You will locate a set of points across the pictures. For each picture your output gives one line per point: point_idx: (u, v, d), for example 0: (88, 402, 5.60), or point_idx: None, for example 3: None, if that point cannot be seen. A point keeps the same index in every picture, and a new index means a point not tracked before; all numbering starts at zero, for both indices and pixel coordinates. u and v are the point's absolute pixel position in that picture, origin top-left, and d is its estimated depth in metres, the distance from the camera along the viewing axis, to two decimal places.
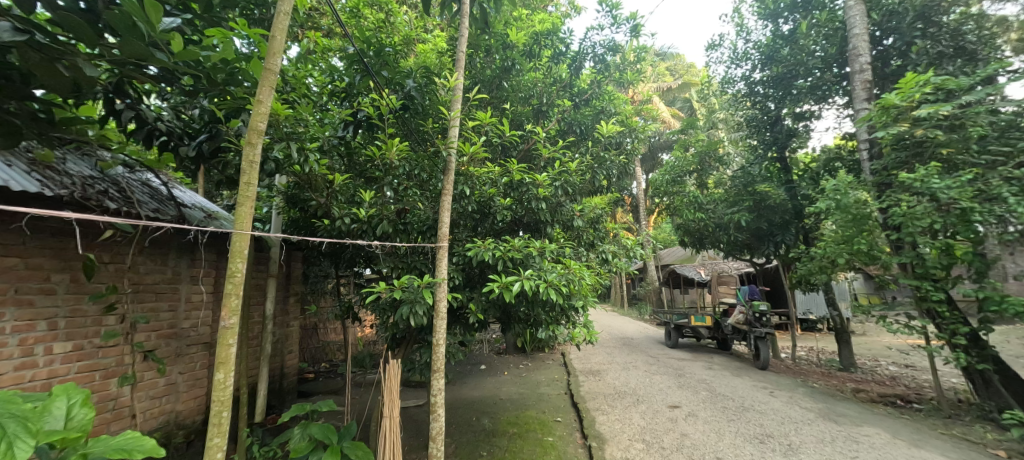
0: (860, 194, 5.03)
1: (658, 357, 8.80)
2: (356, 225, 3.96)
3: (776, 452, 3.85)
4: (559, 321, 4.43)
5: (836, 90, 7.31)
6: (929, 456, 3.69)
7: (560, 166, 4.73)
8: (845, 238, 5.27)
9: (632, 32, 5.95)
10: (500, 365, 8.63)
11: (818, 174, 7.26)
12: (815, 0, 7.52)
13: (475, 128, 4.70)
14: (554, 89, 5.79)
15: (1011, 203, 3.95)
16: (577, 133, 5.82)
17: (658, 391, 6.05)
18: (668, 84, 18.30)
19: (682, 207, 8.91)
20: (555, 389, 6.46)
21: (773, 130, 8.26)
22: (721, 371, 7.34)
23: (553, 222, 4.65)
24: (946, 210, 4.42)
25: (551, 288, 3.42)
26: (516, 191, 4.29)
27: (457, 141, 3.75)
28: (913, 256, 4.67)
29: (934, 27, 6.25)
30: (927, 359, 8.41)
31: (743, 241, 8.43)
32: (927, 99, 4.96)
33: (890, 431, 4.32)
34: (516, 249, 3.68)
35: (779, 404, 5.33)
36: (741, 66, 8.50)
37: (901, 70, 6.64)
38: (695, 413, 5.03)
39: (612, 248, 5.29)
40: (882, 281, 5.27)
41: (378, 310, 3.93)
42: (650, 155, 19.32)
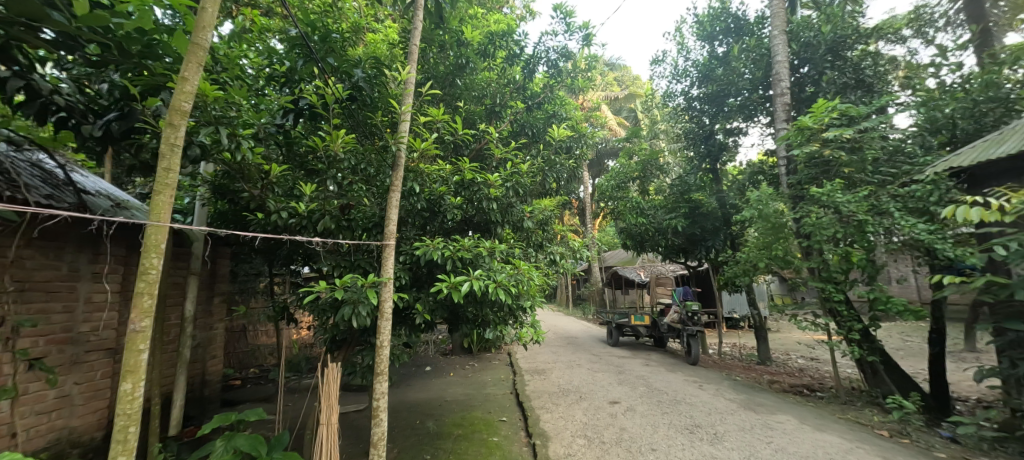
0: (778, 205, 5.59)
1: (599, 355, 9.15)
2: (294, 220, 3.70)
3: (703, 441, 4.16)
4: (507, 321, 4.46)
5: (761, 110, 8.10)
6: (829, 438, 4.18)
7: (512, 166, 4.76)
8: (765, 244, 5.84)
9: (584, 41, 6.15)
10: (446, 366, 8.51)
11: (744, 185, 7.94)
12: (746, 28, 8.35)
13: (427, 125, 4.59)
14: (508, 90, 5.82)
15: (896, 217, 4.59)
16: (529, 135, 5.88)
17: (600, 388, 6.29)
18: (615, 94, 19.12)
19: (625, 212, 9.36)
20: (501, 389, 6.49)
21: (706, 143, 8.82)
22: (656, 368, 7.80)
23: (504, 223, 4.64)
24: (846, 221, 5.02)
25: (500, 288, 3.42)
26: (467, 190, 4.25)
27: (407, 136, 3.62)
28: (819, 261, 5.26)
29: (841, 61, 7.12)
30: (828, 352, 9.52)
31: (679, 245, 9.01)
32: (834, 123, 5.61)
33: (799, 418, 4.84)
34: (466, 248, 3.64)
35: (707, 396, 5.76)
36: (681, 82, 9.09)
37: (813, 96, 7.46)
38: (633, 407, 5.29)
39: (560, 249, 5.43)
40: (794, 283, 5.88)
41: (317, 311, 3.70)
42: (597, 160, 20.07)
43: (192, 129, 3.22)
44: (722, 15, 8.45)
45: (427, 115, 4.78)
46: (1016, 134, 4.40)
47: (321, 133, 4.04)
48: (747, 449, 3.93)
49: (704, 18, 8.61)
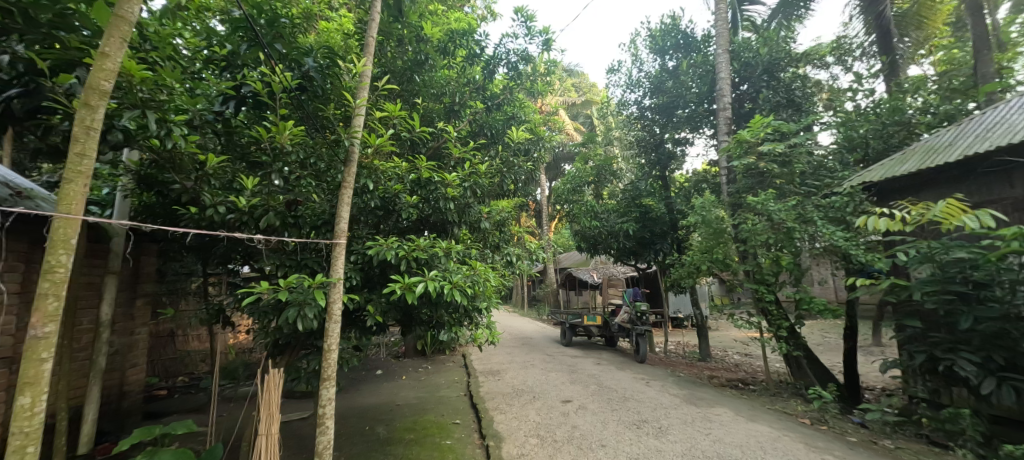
0: (719, 212, 5.99)
1: (553, 355, 9.31)
2: (233, 216, 3.43)
3: (649, 435, 4.35)
4: (462, 323, 4.42)
5: (706, 122, 8.65)
6: (760, 428, 4.53)
7: (470, 166, 4.72)
8: (707, 248, 6.23)
9: (544, 45, 6.25)
10: (398, 369, 8.27)
11: (690, 192, 8.41)
12: (693, 44, 8.89)
13: (383, 121, 4.45)
14: (467, 90, 5.78)
15: (819, 225, 5.07)
16: (488, 136, 5.86)
17: (553, 387, 6.40)
18: (573, 100, 19.62)
19: (580, 215, 9.61)
20: (455, 391, 6.41)
21: (657, 151, 9.21)
22: (607, 366, 8.07)
23: (461, 223, 4.58)
24: (777, 228, 5.46)
25: (456, 289, 3.36)
26: (424, 189, 4.16)
27: (362, 131, 3.47)
28: (753, 265, 5.70)
29: (776, 81, 7.77)
30: (760, 348, 10.32)
31: (630, 249, 9.34)
32: (769, 138, 6.10)
33: (734, 410, 5.20)
34: (421, 248, 3.55)
35: (653, 393, 6.04)
36: (634, 92, 9.47)
37: (751, 112, 8.10)
38: (584, 406, 5.43)
39: (517, 251, 5.48)
40: (732, 284, 6.33)
41: (257, 314, 3.45)
42: (553, 164, 20.45)
43: (114, 111, 2.89)
44: (673, 31, 8.95)
45: (383, 111, 4.64)
46: (915, 154, 5.01)
47: (267, 123, 3.79)
48: (689, 441, 4.15)
49: (657, 33, 9.07)
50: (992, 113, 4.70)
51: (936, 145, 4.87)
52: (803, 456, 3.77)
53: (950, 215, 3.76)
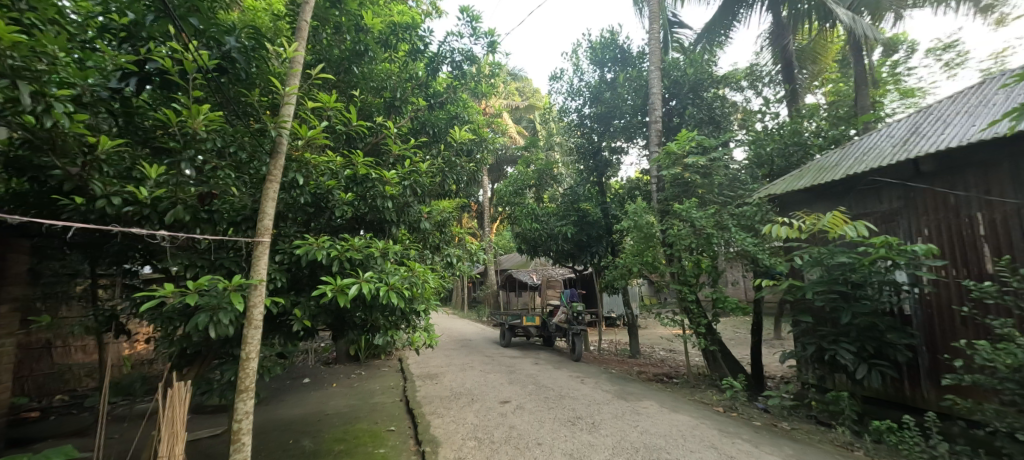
0: (649, 217, 6.42)
1: (492, 357, 9.34)
2: (132, 209, 2.98)
3: (583, 431, 4.51)
4: (398, 327, 4.26)
5: (640, 133, 9.23)
6: (681, 417, 4.90)
7: (410, 164, 4.58)
8: (639, 251, 6.64)
9: (489, 47, 6.26)
10: (328, 376, 7.77)
11: (624, 198, 8.92)
12: (629, 60, 9.44)
13: (316, 112, 4.17)
14: (409, 85, 5.58)
15: (733, 231, 5.63)
16: (430, 135, 5.77)
17: (491, 389, 6.40)
18: (516, 104, 19.93)
19: (521, 217, 9.77)
20: (390, 397, 6.16)
21: (594, 158, 9.65)
22: (545, 366, 8.26)
23: (399, 222, 4.41)
24: (699, 234, 5.95)
25: (392, 291, 3.20)
26: (360, 186, 3.95)
27: (291, 121, 3.20)
28: (678, 267, 6.17)
29: (700, 99, 8.51)
30: (683, 344, 11.18)
31: (568, 251, 9.67)
32: (693, 151, 6.65)
33: (659, 402, 5.59)
34: (355, 248, 3.36)
35: (587, 389, 6.30)
36: (575, 100, 9.85)
37: (678, 126, 8.77)
38: (522, 405, 5.50)
39: (457, 252, 5.43)
40: (659, 285, 6.80)
41: (159, 320, 3.04)
42: (496, 166, 20.59)
43: None
44: (611, 45, 9.46)
45: (315, 102, 4.35)
46: (810, 172, 5.74)
47: (177, 105, 3.37)
48: (619, 434, 4.37)
49: (597, 46, 9.53)
50: (867, 140, 5.53)
51: (825, 164, 5.62)
52: (717, 441, 4.15)
53: (834, 224, 4.38)
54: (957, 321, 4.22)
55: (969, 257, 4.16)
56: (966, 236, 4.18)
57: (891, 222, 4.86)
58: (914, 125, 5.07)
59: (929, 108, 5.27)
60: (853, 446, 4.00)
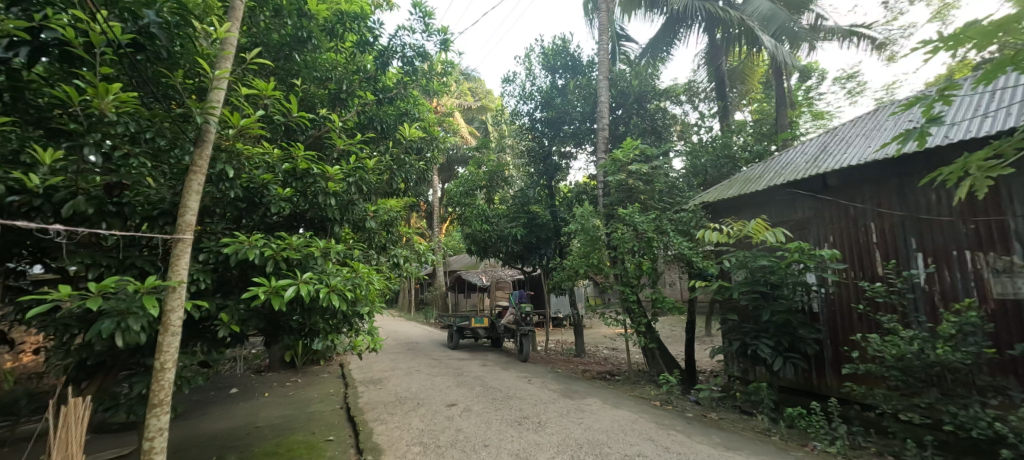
0: (595, 221, 6.66)
1: (439, 359, 9.18)
2: (18, 199, 2.57)
3: (529, 430, 4.58)
4: (340, 330, 4.06)
5: (588, 139, 9.56)
6: (622, 413, 5.13)
7: (356, 161, 4.38)
8: (585, 254, 6.87)
9: (441, 45, 6.17)
10: (258, 385, 7.20)
11: (572, 202, 9.18)
12: (579, 68, 9.76)
13: (251, 99, 3.85)
14: (356, 78, 5.42)
15: (671, 236, 5.99)
16: (378, 131, 5.61)
17: (438, 392, 6.28)
18: (469, 104, 19.82)
19: (471, 218, 9.73)
20: (329, 405, 5.83)
21: (545, 162, 9.81)
22: (492, 367, 8.25)
23: (343, 221, 4.18)
24: (641, 237, 6.27)
25: (334, 293, 3.01)
26: (299, 181, 3.71)
27: (220, 108, 2.92)
28: (621, 269, 6.47)
29: (644, 110, 9.00)
30: (624, 342, 11.71)
31: (517, 252, 9.78)
32: (636, 158, 7.00)
33: (602, 399, 5.81)
34: (293, 248, 3.12)
35: (534, 389, 6.39)
36: (527, 104, 10.00)
37: (623, 134, 9.19)
38: (469, 408, 5.46)
39: (404, 253, 5.29)
40: (604, 286, 7.07)
41: (52, 328, 2.65)
42: (446, 166, 20.37)
43: None
44: (563, 53, 9.73)
45: (251, 88, 4.02)
46: (737, 182, 6.28)
47: (83, 82, 2.94)
48: (564, 432, 4.49)
49: (549, 52, 9.77)
50: (786, 156, 6.14)
51: (750, 176, 6.17)
52: (655, 433, 4.38)
53: (758, 230, 4.81)
54: (855, 317, 4.81)
55: (864, 261, 4.77)
56: (863, 243, 4.78)
57: (804, 229, 5.45)
58: (823, 144, 5.71)
59: (835, 130, 5.96)
60: (770, 432, 4.42)
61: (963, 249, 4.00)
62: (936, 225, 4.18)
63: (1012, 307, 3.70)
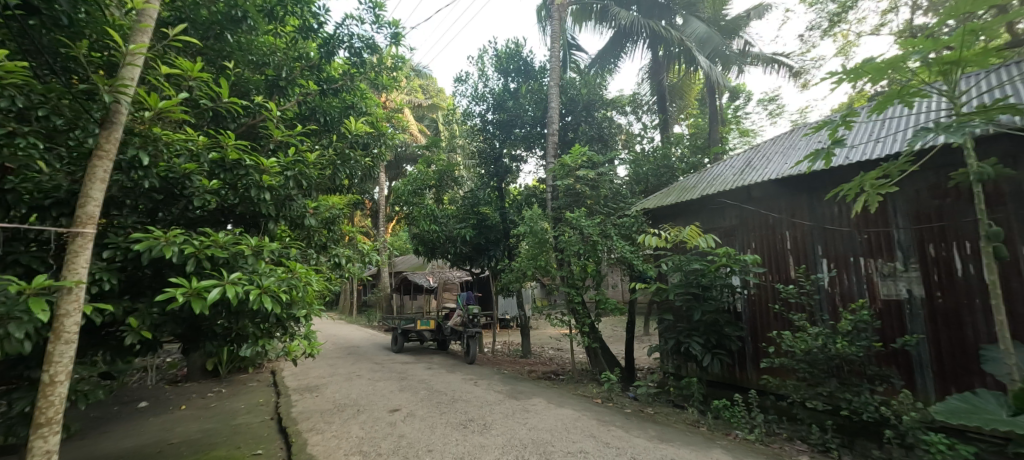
0: (543, 224, 6.79)
1: (382, 364, 8.85)
2: None
3: (474, 433, 4.55)
4: (272, 335, 3.78)
5: (538, 144, 9.74)
6: (566, 411, 5.26)
7: (296, 153, 4.10)
8: (533, 256, 6.96)
9: (392, 38, 5.98)
10: (173, 397, 6.47)
11: (521, 204, 9.29)
12: (531, 73, 9.93)
13: (173, 80, 3.49)
14: (298, 66, 5.13)
15: (614, 240, 6.25)
16: (320, 123, 5.36)
17: (380, 397, 6.05)
18: (419, 101, 19.42)
19: (419, 217, 9.54)
20: (257, 417, 5.39)
21: (495, 165, 9.72)
22: (438, 370, 8.09)
23: (278, 218, 3.87)
24: (586, 240, 6.47)
25: (266, 295, 2.77)
26: (228, 172, 3.39)
27: (135, 86, 2.58)
28: (567, 271, 6.65)
29: (591, 118, 9.35)
30: (569, 343, 12.04)
31: (466, 253, 9.71)
32: (584, 164, 7.26)
33: (547, 399, 5.92)
34: (219, 245, 2.83)
35: (480, 391, 6.37)
36: (479, 105, 9.99)
37: (572, 140, 9.47)
38: (413, 412, 5.31)
39: (346, 252, 5.05)
40: (550, 287, 7.21)
41: None
42: (394, 164, 19.80)
43: None
44: (516, 57, 9.86)
45: (172, 67, 3.64)
46: (674, 191, 6.72)
47: None
48: (509, 433, 4.51)
49: (502, 55, 9.87)
50: (717, 168, 6.66)
51: (686, 185, 6.63)
52: (596, 430, 4.54)
53: (692, 236, 5.19)
54: (771, 316, 5.32)
55: (780, 265, 5.31)
56: (779, 249, 5.31)
57: (730, 236, 5.95)
58: (748, 159, 6.28)
59: (759, 146, 6.57)
60: (698, 423, 4.77)
61: (858, 255, 4.58)
62: (838, 234, 4.74)
63: (894, 306, 4.30)
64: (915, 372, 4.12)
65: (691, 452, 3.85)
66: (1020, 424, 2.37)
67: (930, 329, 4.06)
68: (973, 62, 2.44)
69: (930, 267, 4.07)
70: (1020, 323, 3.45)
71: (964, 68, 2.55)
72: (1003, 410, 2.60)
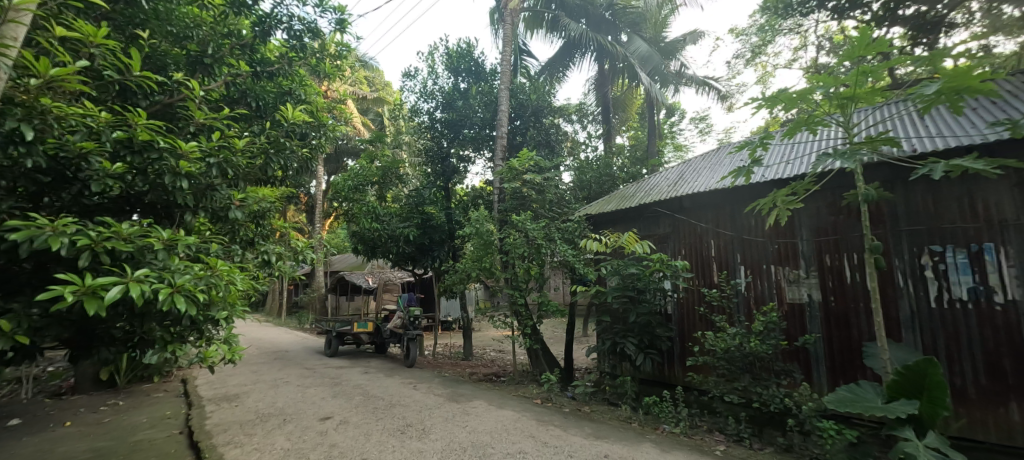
0: (489, 226, 6.77)
1: (313, 369, 8.30)
2: None
3: (412, 438, 4.41)
4: (186, 339, 3.39)
5: (487, 146, 9.68)
6: (506, 413, 5.29)
7: (222, 139, 3.73)
8: (477, 257, 6.93)
9: (337, 24, 5.66)
10: (54, 413, 5.56)
11: (468, 205, 9.21)
12: (482, 74, 9.90)
13: (69, 45, 3.02)
14: (227, 43, 4.71)
15: (557, 244, 6.42)
16: (252, 108, 4.99)
17: (310, 405, 5.65)
18: (365, 93, 18.57)
19: (359, 215, 9.10)
20: (163, 431, 4.80)
21: (442, 163, 9.57)
22: (375, 374, 7.75)
23: (197, 209, 3.48)
24: (532, 243, 6.58)
25: (179, 295, 2.46)
26: (137, 155, 2.99)
27: (19, 48, 2.20)
28: (511, 273, 6.69)
29: (540, 123, 9.52)
30: (511, 345, 12.14)
31: (409, 254, 9.40)
32: (531, 169, 7.37)
33: (488, 401, 5.90)
34: (123, 237, 2.47)
35: (419, 395, 6.20)
36: (427, 102, 9.80)
37: (520, 144, 9.59)
38: (346, 420, 5.04)
39: (278, 250, 4.68)
40: (494, 289, 7.20)
41: None
42: (334, 157, 18.77)
43: None
44: (467, 57, 9.81)
45: (69, 30, 3.18)
46: (615, 199, 7.08)
47: None
48: (448, 437, 4.43)
49: (453, 54, 9.78)
50: (653, 179, 7.11)
51: (625, 194, 7.00)
52: (536, 430, 4.62)
53: (629, 242, 5.48)
54: (696, 317, 5.78)
55: (705, 271, 5.78)
56: (704, 256, 5.79)
57: (663, 243, 6.37)
58: (681, 172, 6.78)
59: (690, 161, 7.10)
60: (630, 420, 5.04)
61: (769, 263, 5.12)
62: (754, 244, 5.26)
63: (797, 309, 4.86)
64: (812, 367, 4.68)
65: (625, 448, 4.05)
66: (892, 409, 2.81)
67: (824, 330, 4.64)
68: (863, 99, 2.85)
69: (826, 275, 4.66)
70: (893, 324, 4.06)
71: (856, 104, 2.96)
72: (878, 398, 3.07)
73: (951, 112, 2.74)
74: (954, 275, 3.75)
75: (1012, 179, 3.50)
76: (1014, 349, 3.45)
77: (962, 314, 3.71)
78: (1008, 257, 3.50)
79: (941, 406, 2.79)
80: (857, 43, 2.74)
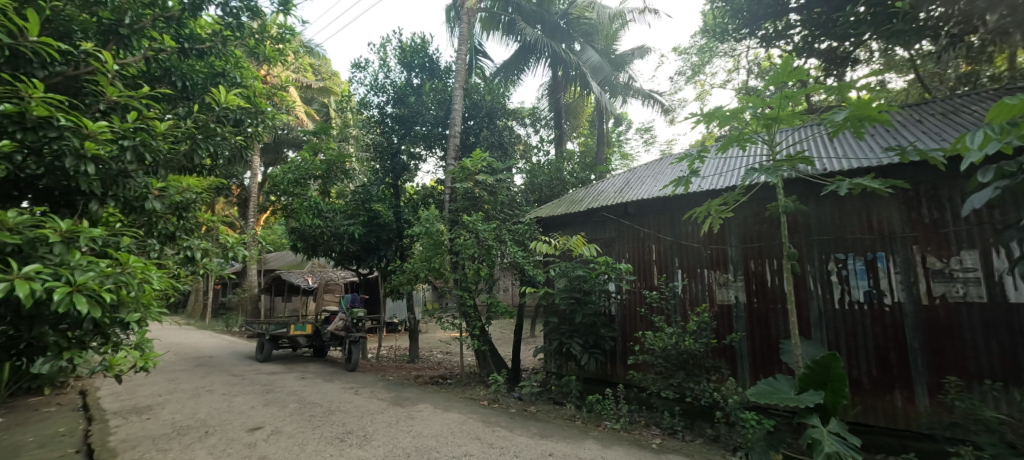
0: (439, 225, 6.65)
1: (242, 376, 7.64)
2: None
3: (352, 446, 4.20)
4: (87, 345, 2.99)
5: (439, 144, 9.49)
6: (452, 416, 5.22)
7: (140, 121, 3.34)
8: (426, 258, 6.78)
9: (280, 5, 5.30)
10: None
11: (417, 204, 8.98)
12: (436, 71, 9.74)
13: None
14: (149, 13, 4.25)
15: (508, 245, 6.46)
16: (176, 88, 4.58)
17: (237, 415, 5.20)
18: (309, 82, 17.49)
19: (300, 210, 8.56)
20: (53, 451, 4.17)
21: (391, 160, 9.27)
22: (312, 380, 7.29)
23: (105, 198, 3.07)
24: (483, 244, 6.55)
25: (82, 295, 2.16)
26: (32, 133, 2.59)
27: None
28: (461, 274, 6.61)
29: (494, 124, 9.53)
30: (459, 346, 12.00)
31: (353, 252, 8.95)
32: (483, 169, 7.34)
33: (434, 404, 5.78)
34: (9, 227, 2.12)
35: (360, 400, 5.93)
36: (378, 95, 9.46)
37: (473, 144, 9.53)
38: (279, 430, 4.70)
39: (204, 245, 4.27)
40: (443, 290, 7.07)
41: None
42: (273, 147, 17.49)
43: None
44: (421, 52, 9.60)
45: None
46: (564, 203, 7.28)
47: None
48: (391, 443, 4.28)
49: (407, 48, 9.52)
50: (601, 185, 7.39)
51: (575, 198, 7.23)
52: (482, 432, 4.60)
53: (577, 245, 5.62)
54: (637, 318, 6.08)
55: (646, 273, 6.10)
56: (646, 260, 6.12)
57: (609, 246, 6.63)
58: (626, 179, 7.12)
59: (635, 169, 7.47)
60: (574, 418, 5.17)
61: (703, 267, 5.51)
62: (690, 249, 5.64)
63: (726, 310, 5.28)
64: (738, 363, 5.10)
65: (569, 445, 4.15)
66: (803, 400, 3.14)
67: (748, 328, 5.07)
68: (785, 120, 3.16)
69: (751, 279, 5.10)
70: (804, 323, 4.53)
71: (779, 124, 3.27)
72: (792, 389, 3.41)
73: (855, 136, 3.12)
74: (854, 280, 4.27)
75: (900, 198, 4.06)
76: (898, 344, 4.01)
77: (859, 314, 4.23)
78: (896, 265, 4.06)
79: (841, 395, 3.16)
80: (782, 70, 3.04)
